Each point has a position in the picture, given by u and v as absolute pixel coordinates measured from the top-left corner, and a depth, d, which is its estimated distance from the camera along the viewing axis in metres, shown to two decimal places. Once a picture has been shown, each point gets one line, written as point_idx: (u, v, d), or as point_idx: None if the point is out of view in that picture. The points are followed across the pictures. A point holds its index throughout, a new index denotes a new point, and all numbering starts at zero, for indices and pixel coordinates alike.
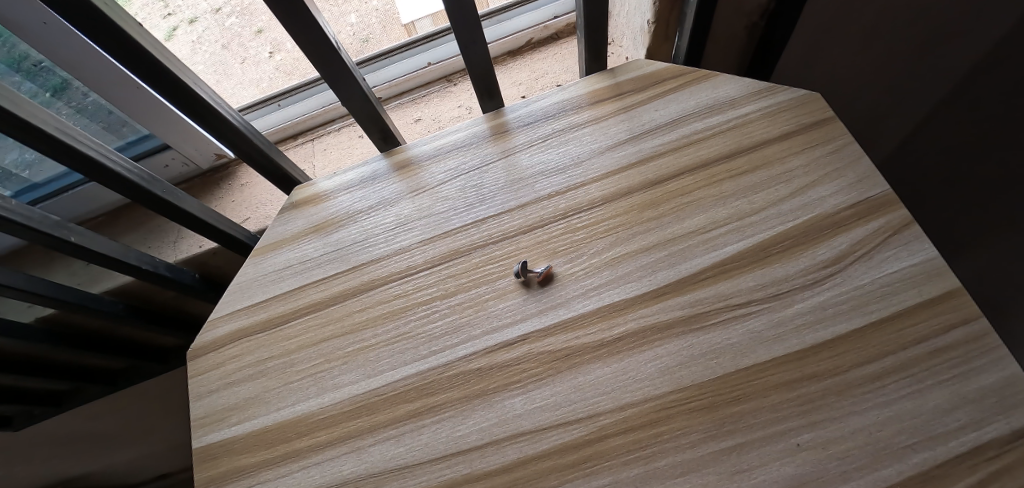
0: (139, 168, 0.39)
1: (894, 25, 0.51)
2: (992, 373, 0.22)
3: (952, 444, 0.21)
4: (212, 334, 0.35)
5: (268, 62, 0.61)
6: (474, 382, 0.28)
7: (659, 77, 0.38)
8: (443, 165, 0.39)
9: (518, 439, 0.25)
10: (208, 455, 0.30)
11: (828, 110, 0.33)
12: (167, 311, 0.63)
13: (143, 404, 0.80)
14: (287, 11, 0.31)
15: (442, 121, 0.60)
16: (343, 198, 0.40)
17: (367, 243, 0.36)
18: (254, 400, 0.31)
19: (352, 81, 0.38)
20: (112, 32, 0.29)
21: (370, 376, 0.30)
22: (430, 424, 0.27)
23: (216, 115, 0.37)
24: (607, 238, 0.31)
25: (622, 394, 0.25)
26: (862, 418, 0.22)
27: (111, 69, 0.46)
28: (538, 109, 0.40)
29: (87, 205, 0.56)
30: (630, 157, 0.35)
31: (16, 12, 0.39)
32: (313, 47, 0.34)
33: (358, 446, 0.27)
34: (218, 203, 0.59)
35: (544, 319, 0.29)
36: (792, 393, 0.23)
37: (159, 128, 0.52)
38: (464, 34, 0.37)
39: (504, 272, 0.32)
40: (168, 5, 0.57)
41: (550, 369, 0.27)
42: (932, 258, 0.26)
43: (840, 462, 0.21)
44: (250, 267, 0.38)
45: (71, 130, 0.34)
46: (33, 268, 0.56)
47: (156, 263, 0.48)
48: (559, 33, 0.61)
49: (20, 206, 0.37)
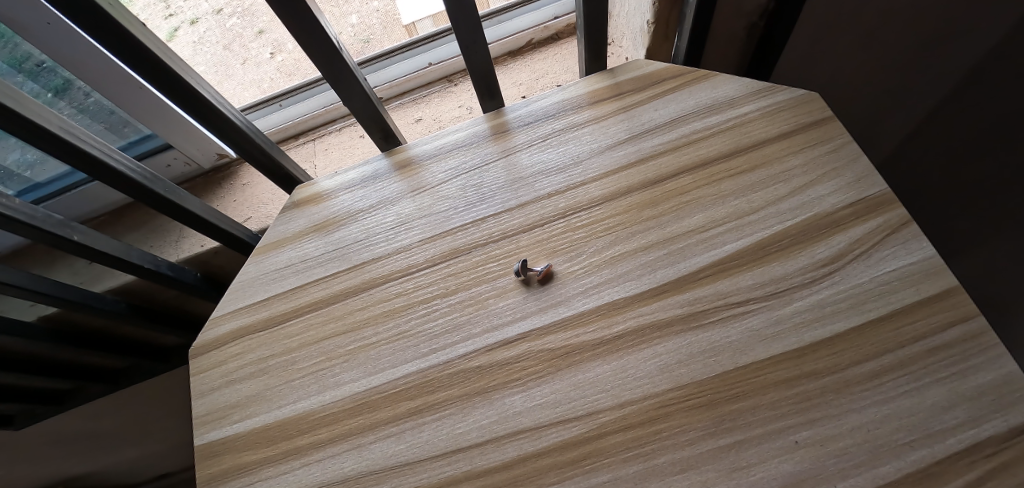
0: (141, 167, 0.40)
1: (893, 26, 0.51)
2: (990, 371, 0.22)
3: (949, 442, 0.21)
4: (215, 332, 0.35)
5: (269, 62, 0.61)
6: (474, 380, 0.28)
7: (658, 76, 0.38)
8: (443, 165, 0.39)
9: (518, 436, 0.25)
10: (211, 452, 0.30)
11: (826, 110, 0.33)
12: (169, 310, 0.63)
13: (144, 404, 0.81)
14: (289, 12, 0.31)
15: (442, 121, 0.60)
16: (344, 198, 0.40)
17: (368, 242, 0.36)
18: (256, 398, 0.31)
19: (352, 81, 0.38)
20: (115, 32, 0.30)
21: (371, 374, 0.30)
22: (431, 421, 0.27)
23: (218, 115, 0.37)
24: (606, 237, 0.32)
25: (621, 392, 0.26)
26: (861, 416, 0.22)
27: (115, 70, 0.46)
28: (538, 109, 0.40)
29: (89, 205, 0.56)
30: (630, 156, 0.35)
31: (20, 12, 0.39)
32: (315, 48, 0.34)
33: (359, 443, 0.28)
34: (219, 202, 0.59)
35: (545, 317, 0.29)
36: (790, 391, 0.24)
37: (161, 128, 0.53)
38: (465, 34, 0.37)
39: (503, 271, 0.32)
40: (169, 5, 0.57)
41: (549, 367, 0.27)
42: (930, 257, 0.26)
43: (839, 459, 0.21)
44: (252, 266, 0.38)
45: (74, 130, 0.34)
46: (35, 267, 0.56)
47: (158, 262, 0.49)
48: (559, 33, 0.62)
49: (23, 205, 0.37)
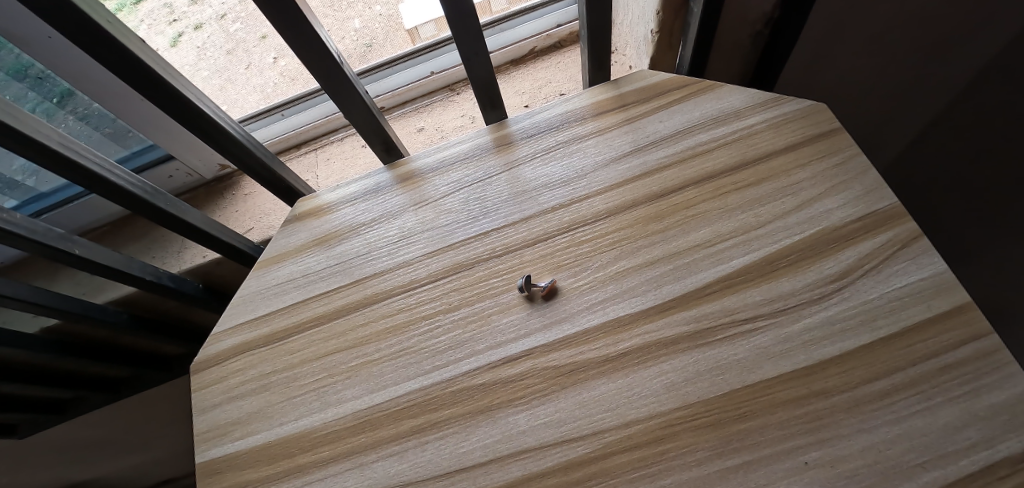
0: (142, 181, 0.40)
1: (901, 31, 0.50)
2: (1003, 390, 0.22)
3: (964, 463, 0.20)
4: (217, 347, 0.35)
5: (271, 68, 0.61)
6: (477, 398, 0.28)
7: (663, 87, 0.38)
8: (446, 178, 0.39)
9: (522, 456, 0.25)
10: (212, 470, 0.30)
11: (834, 121, 0.32)
12: (172, 319, 0.63)
13: (147, 412, 0.81)
14: (288, 25, 0.31)
15: (445, 130, 0.60)
16: (346, 211, 0.40)
17: (370, 256, 0.36)
18: (258, 414, 0.31)
19: (353, 94, 0.38)
20: (115, 48, 0.29)
21: (374, 391, 0.30)
22: (433, 440, 0.27)
23: (219, 129, 0.37)
24: (611, 252, 0.31)
25: (626, 410, 0.25)
26: (871, 436, 0.22)
27: (118, 82, 0.46)
28: (542, 120, 0.40)
29: (91, 215, 0.56)
30: (634, 169, 0.34)
31: (21, 27, 0.39)
32: (314, 60, 0.34)
33: (360, 462, 0.27)
34: (222, 212, 0.59)
35: (548, 334, 0.29)
36: (798, 410, 0.23)
37: (163, 138, 0.53)
38: (467, 45, 0.36)
39: (507, 286, 0.32)
40: (174, 11, 0.56)
41: (553, 385, 0.27)
42: (941, 273, 0.25)
43: (849, 481, 0.21)
44: (253, 280, 0.38)
45: (73, 145, 0.34)
46: (38, 277, 0.56)
47: (160, 274, 0.48)
48: (562, 41, 0.61)
49: (24, 219, 0.37)
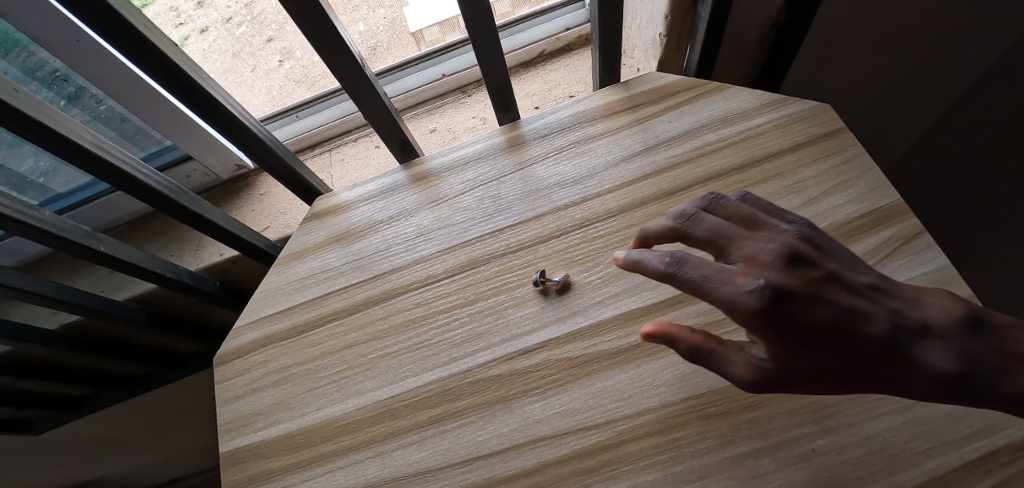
0: (167, 180, 0.41)
1: (902, 34, 0.51)
2: None
3: (966, 449, 0.21)
4: (239, 340, 0.36)
5: (278, 70, 0.62)
6: (494, 388, 0.29)
7: (671, 89, 0.39)
8: (461, 177, 0.40)
9: (537, 444, 0.26)
10: (235, 459, 0.31)
11: (839, 122, 0.34)
12: (187, 317, 0.64)
13: (158, 410, 0.82)
14: (314, 28, 0.32)
15: (457, 131, 0.61)
16: (363, 209, 0.41)
17: (388, 253, 0.37)
18: (280, 406, 0.32)
19: (372, 95, 0.39)
20: (149, 52, 0.31)
21: (393, 382, 0.31)
22: (451, 429, 0.28)
23: (243, 130, 0.38)
24: (623, 248, 0.32)
25: (640, 400, 0.26)
26: (875, 424, 0.23)
27: (140, 84, 0.48)
28: (554, 121, 0.41)
29: (109, 215, 0.57)
30: (644, 168, 0.35)
31: (51, 30, 0.41)
32: (337, 63, 0.35)
33: (381, 450, 0.28)
34: (238, 211, 0.61)
35: (562, 326, 0.30)
36: (806, 399, 0.24)
37: (181, 139, 0.54)
38: (483, 48, 0.38)
39: (522, 281, 0.33)
40: (179, 14, 0.57)
41: (569, 375, 0.28)
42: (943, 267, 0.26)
43: (855, 467, 0.22)
44: (274, 276, 0.39)
45: (104, 145, 0.35)
46: (56, 275, 0.57)
47: (180, 272, 0.50)
48: (571, 44, 0.62)
49: (53, 216, 0.38)
